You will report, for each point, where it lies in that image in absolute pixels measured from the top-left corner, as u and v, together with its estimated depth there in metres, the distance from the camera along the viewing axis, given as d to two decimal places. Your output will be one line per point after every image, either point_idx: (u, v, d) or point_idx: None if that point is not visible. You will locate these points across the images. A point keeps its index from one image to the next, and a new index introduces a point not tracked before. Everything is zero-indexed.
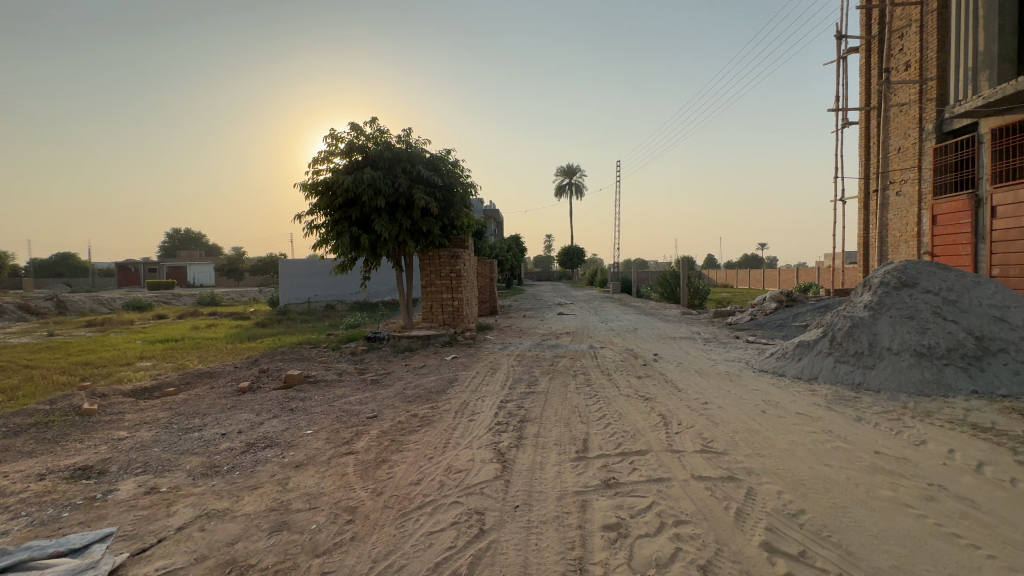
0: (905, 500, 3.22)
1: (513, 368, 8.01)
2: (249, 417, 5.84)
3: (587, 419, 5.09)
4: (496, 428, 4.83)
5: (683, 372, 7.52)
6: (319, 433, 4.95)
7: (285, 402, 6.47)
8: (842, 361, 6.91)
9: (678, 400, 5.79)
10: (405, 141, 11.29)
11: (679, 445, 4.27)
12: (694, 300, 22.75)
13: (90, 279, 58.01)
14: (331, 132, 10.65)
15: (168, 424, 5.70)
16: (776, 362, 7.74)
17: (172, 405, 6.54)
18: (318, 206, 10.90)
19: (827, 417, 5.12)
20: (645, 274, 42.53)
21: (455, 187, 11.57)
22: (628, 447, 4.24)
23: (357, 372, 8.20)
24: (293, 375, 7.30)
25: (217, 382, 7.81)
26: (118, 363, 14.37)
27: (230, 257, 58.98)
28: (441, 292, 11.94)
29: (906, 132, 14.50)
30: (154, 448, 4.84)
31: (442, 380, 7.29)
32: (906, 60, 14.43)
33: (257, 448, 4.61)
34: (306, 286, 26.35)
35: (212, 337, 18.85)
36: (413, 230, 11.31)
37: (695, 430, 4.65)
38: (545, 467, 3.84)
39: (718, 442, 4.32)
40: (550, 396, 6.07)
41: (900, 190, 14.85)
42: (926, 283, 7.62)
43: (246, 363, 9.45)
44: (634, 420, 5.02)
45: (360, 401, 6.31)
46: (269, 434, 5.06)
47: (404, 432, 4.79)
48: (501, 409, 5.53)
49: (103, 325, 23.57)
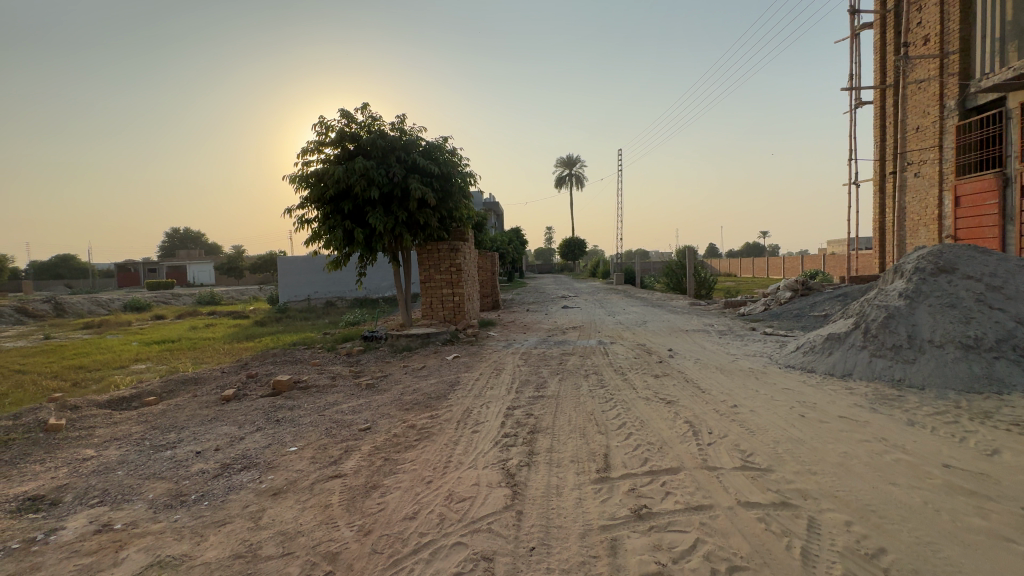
0: (1004, 532, 2.66)
1: (519, 368, 7.44)
2: (231, 431, 5.28)
3: (606, 429, 4.52)
4: (503, 443, 4.26)
5: (704, 370, 6.91)
6: (304, 450, 4.38)
7: (271, 411, 5.91)
8: (878, 355, 6.33)
9: (705, 404, 5.21)
10: (399, 128, 10.66)
11: (716, 461, 3.71)
12: (700, 290, 22.23)
13: (90, 280, 57.68)
14: (321, 120, 10.05)
15: (141, 441, 5.15)
16: (803, 357, 7.17)
17: (148, 418, 5.98)
18: (309, 200, 10.30)
19: (876, 422, 4.54)
20: (648, 265, 41.90)
21: (454, 177, 10.96)
22: (656, 464, 3.67)
23: (352, 376, 7.65)
24: (282, 381, 6.81)
25: (202, 389, 7.27)
26: (112, 367, 13.88)
27: (230, 255, 58.58)
28: (441, 288, 11.37)
29: (925, 110, 13.82)
30: (119, 471, 4.28)
31: (442, 384, 6.72)
32: (925, 35, 13.70)
33: (232, 471, 4.05)
34: (305, 283, 25.78)
35: (209, 337, 18.33)
36: (410, 223, 10.71)
37: (730, 442, 4.08)
38: (563, 492, 3.28)
39: (759, 457, 3.75)
40: (561, 401, 5.50)
41: (919, 171, 14.17)
42: (966, 268, 7.03)
43: (235, 367, 8.92)
44: (658, 429, 4.45)
45: (353, 410, 5.75)
46: (249, 452, 4.51)
47: (399, 449, 4.22)
48: (508, 418, 4.96)
49: (100, 326, 23.11)
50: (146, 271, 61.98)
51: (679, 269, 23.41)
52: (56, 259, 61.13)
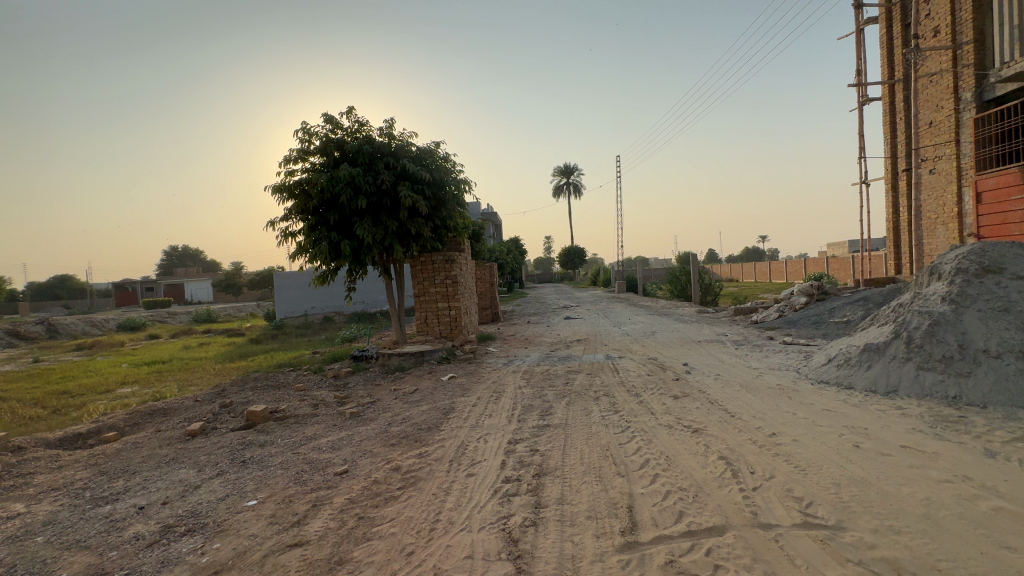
0: None
1: (520, 390, 6.69)
2: (187, 476, 4.53)
3: (626, 470, 3.77)
4: (503, 492, 3.52)
5: (727, 388, 6.18)
6: (263, 505, 3.63)
7: (238, 450, 5.16)
8: (926, 368, 5.59)
9: (737, 432, 4.49)
10: (388, 133, 10.04)
11: (770, 517, 2.95)
12: (706, 296, 21.48)
13: (87, 300, 57.04)
14: (304, 127, 9.43)
15: (80, 493, 4.39)
16: (837, 372, 6.41)
17: (100, 460, 5.23)
18: (292, 211, 9.62)
19: (948, 453, 3.80)
20: (651, 273, 41.24)
21: (447, 183, 10.31)
22: (694, 521, 2.94)
23: (336, 403, 6.90)
24: (256, 411, 6.07)
25: (168, 422, 6.51)
26: (96, 390, 13.19)
27: (228, 272, 58.28)
28: (436, 301, 10.66)
29: (938, 104, 13.28)
30: (38, 538, 3.52)
31: (435, 411, 5.96)
32: (935, 26, 13.22)
33: (171, 537, 3.30)
34: (302, 298, 25.07)
35: (200, 357, 17.54)
36: (401, 233, 10.06)
37: (780, 485, 3.35)
38: (580, 568, 2.55)
39: (823, 509, 3.01)
40: (570, 432, 4.76)
41: (934, 167, 13.56)
42: (1015, 268, 6.38)
43: (212, 394, 8.16)
44: (690, 470, 3.70)
45: (331, 446, 5.01)
46: (200, 507, 3.77)
47: (378, 503, 3.48)
48: (509, 456, 4.23)
49: (91, 347, 22.41)
50: (144, 290, 61.38)
51: (683, 275, 22.65)
52: (55, 279, 60.73)
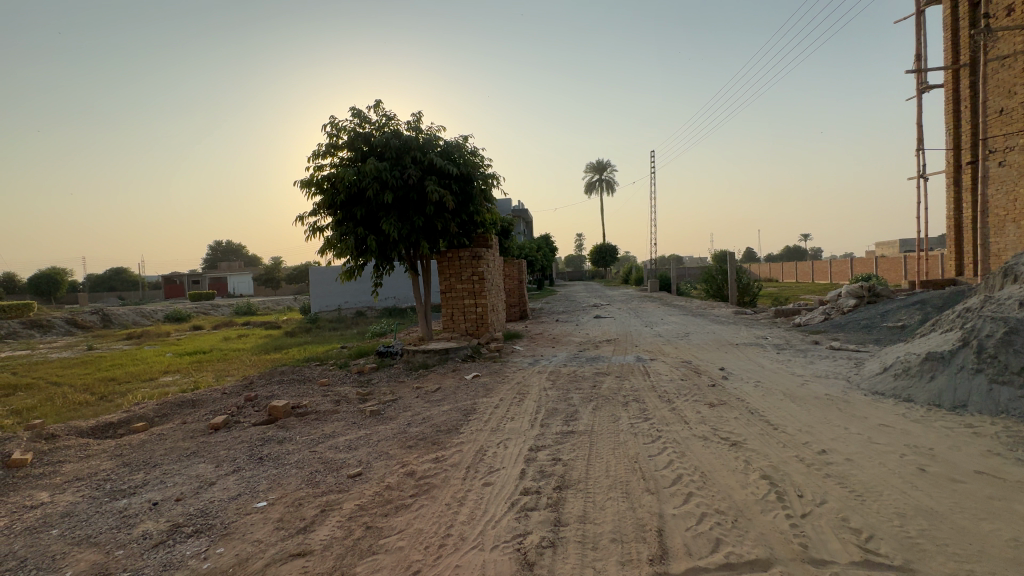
0: None
1: (545, 392, 6.42)
2: (204, 471, 4.48)
3: (656, 486, 3.44)
4: (522, 506, 3.26)
5: (768, 397, 5.72)
6: (272, 508, 3.50)
7: (257, 446, 5.10)
8: (1001, 382, 4.99)
9: (781, 447, 4.08)
10: (415, 127, 9.93)
11: (823, 551, 2.59)
12: (744, 297, 20.58)
13: (140, 292, 60.13)
14: (333, 121, 9.41)
15: (102, 484, 4.40)
16: (894, 382, 5.83)
17: (126, 451, 5.28)
18: (320, 206, 9.63)
19: None
20: (686, 271, 40.07)
21: (474, 177, 10.10)
22: (733, 552, 2.61)
23: (358, 400, 6.81)
24: (277, 406, 6.02)
25: (195, 414, 6.57)
26: (140, 378, 13.72)
27: (268, 267, 60.30)
28: (462, 298, 10.49)
29: (1010, 89, 12.16)
30: (53, 531, 3.50)
31: (456, 412, 5.76)
32: (1008, 4, 12.06)
33: (177, 538, 3.20)
34: (336, 293, 25.50)
35: (238, 348, 18.04)
36: (427, 229, 9.93)
37: (833, 513, 2.97)
38: None
39: (886, 544, 2.62)
40: (596, 440, 4.45)
41: (1004, 159, 12.45)
42: None
43: (239, 386, 8.23)
44: (729, 489, 3.34)
45: (348, 446, 4.87)
46: (211, 506, 3.68)
47: (387, 512, 3.29)
48: (529, 465, 3.96)
49: (139, 337, 23.44)
50: (190, 283, 64.30)
51: (720, 274, 21.74)
52: (110, 272, 64.33)
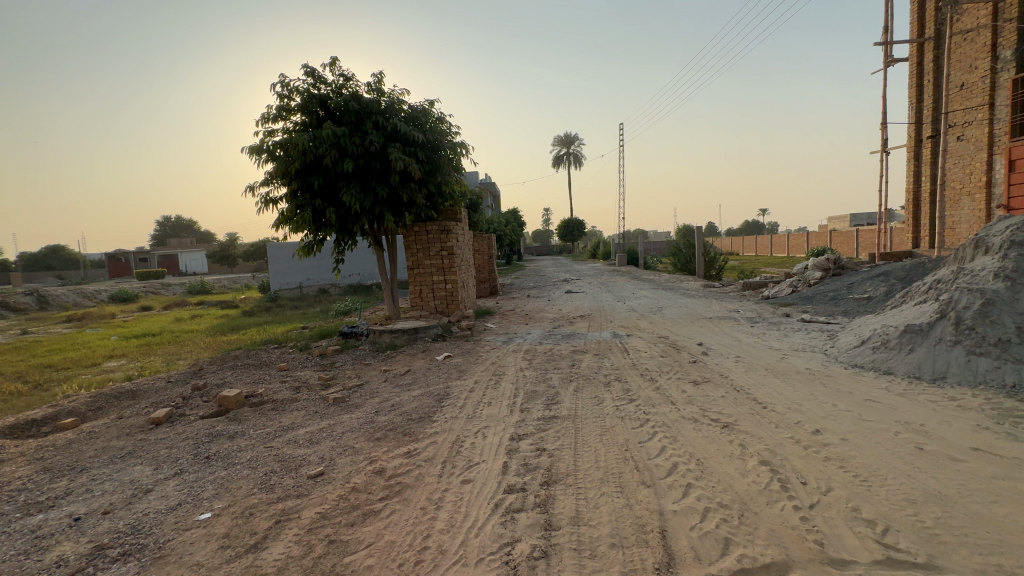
0: None
1: (522, 373, 6.08)
2: (139, 476, 3.91)
3: (653, 478, 3.16)
4: (508, 507, 2.92)
5: (752, 373, 5.57)
6: (218, 521, 3.02)
7: (204, 443, 4.55)
8: (979, 353, 4.98)
9: (774, 428, 3.89)
10: (376, 89, 9.12)
11: (842, 550, 2.37)
12: (710, 271, 20.82)
13: (80, 270, 55.96)
14: (284, 81, 8.50)
15: (15, 495, 3.78)
16: (873, 356, 5.80)
17: (48, 453, 4.62)
18: (272, 176, 8.79)
19: None
20: (652, 246, 40.52)
21: (442, 146, 9.42)
22: (746, 554, 2.36)
23: (321, 386, 6.29)
24: (229, 397, 5.46)
25: (135, 407, 5.90)
26: (80, 365, 12.58)
27: (223, 244, 57.17)
28: (431, 275, 9.97)
29: (972, 64, 12.39)
30: None
31: (428, 397, 5.34)
32: None
33: (99, 564, 2.69)
34: (296, 270, 24.31)
35: (190, 330, 16.90)
36: (392, 201, 9.28)
37: (843, 503, 2.76)
38: None
39: (904, 538, 2.42)
40: (581, 425, 4.15)
41: (962, 134, 12.77)
42: None
43: (187, 373, 7.51)
44: (730, 479, 3.09)
45: (308, 440, 4.40)
46: (145, 519, 3.16)
47: (354, 521, 2.88)
48: (512, 457, 3.62)
49: (80, 319, 21.69)
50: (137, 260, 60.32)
51: (687, 248, 21.90)
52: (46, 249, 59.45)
